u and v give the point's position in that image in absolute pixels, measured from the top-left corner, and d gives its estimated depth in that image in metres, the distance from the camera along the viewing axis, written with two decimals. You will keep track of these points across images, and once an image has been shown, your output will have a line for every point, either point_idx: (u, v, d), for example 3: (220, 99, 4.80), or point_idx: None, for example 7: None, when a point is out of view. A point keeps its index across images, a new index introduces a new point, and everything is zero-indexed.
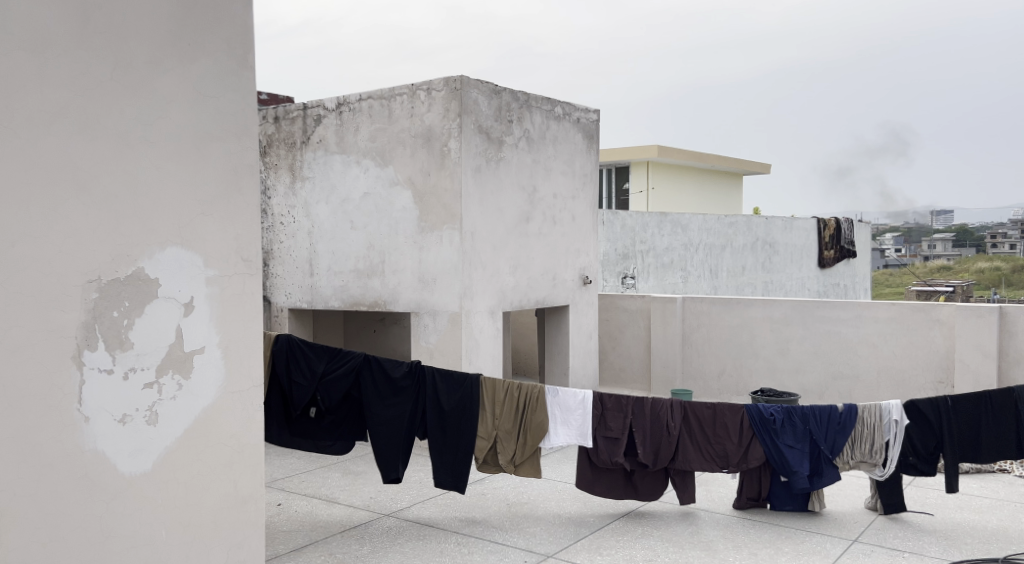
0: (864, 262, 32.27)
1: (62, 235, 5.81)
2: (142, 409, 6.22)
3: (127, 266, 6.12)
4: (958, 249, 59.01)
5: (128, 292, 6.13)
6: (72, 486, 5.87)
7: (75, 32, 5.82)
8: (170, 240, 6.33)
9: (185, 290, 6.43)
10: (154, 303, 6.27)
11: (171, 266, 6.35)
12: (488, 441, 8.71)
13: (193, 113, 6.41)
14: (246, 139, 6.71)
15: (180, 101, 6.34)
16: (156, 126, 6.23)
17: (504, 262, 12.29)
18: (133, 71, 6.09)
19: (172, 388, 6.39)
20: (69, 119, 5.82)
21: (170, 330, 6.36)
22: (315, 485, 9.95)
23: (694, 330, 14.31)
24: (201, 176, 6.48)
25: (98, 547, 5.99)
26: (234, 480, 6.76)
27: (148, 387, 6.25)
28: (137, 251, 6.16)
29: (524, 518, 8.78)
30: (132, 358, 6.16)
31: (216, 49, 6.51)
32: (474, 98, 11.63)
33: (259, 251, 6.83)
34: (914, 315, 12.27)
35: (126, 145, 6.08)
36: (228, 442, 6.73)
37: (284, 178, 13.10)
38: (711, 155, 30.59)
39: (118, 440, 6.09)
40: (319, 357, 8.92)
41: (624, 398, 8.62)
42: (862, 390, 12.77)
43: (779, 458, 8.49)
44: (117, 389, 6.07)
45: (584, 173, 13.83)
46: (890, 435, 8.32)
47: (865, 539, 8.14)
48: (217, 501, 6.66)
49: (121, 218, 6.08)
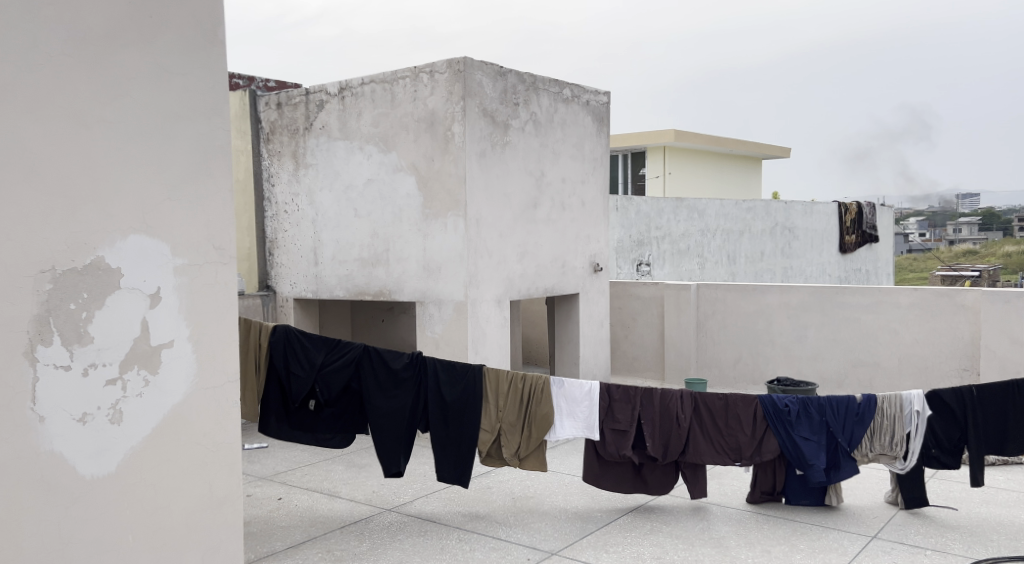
0: (887, 247, 31.71)
1: (11, 222, 5.57)
2: (104, 408, 5.98)
3: (84, 254, 5.87)
4: (982, 232, 58.09)
5: (87, 283, 5.89)
6: (27, 487, 5.66)
7: (25, 7, 5.59)
8: (133, 227, 6.10)
9: (151, 280, 6.19)
10: (116, 294, 6.03)
11: (134, 254, 6.11)
12: (492, 434, 8.44)
13: (157, 92, 6.19)
14: (214, 119, 6.49)
15: (141, 79, 6.11)
16: (117, 107, 6.00)
17: (510, 249, 11.98)
18: (89, 48, 5.86)
19: (138, 384, 6.15)
20: (18, 98, 5.57)
21: (135, 323, 6.13)
22: (318, 479, 9.71)
23: (709, 317, 13.96)
24: (170, 159, 6.24)
25: (57, 552, 5.77)
26: (207, 481, 6.52)
27: (111, 383, 6.01)
28: (96, 239, 5.93)
29: (528, 513, 8.49)
30: (92, 353, 5.92)
31: (182, 23, 6.28)
32: (478, 80, 11.31)
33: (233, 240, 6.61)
34: (938, 300, 11.85)
35: (82, 126, 5.84)
36: (201, 441, 6.50)
37: (287, 165, 12.91)
38: (729, 139, 30.04)
39: (78, 440, 5.86)
40: (317, 348, 8.65)
41: (632, 390, 8.30)
42: (883, 378, 12.38)
43: (794, 451, 8.16)
44: (75, 386, 5.84)
45: (594, 157, 13.48)
46: (911, 426, 7.98)
47: (885, 535, 7.80)
48: (191, 502, 6.42)
49: (79, 204, 5.84)
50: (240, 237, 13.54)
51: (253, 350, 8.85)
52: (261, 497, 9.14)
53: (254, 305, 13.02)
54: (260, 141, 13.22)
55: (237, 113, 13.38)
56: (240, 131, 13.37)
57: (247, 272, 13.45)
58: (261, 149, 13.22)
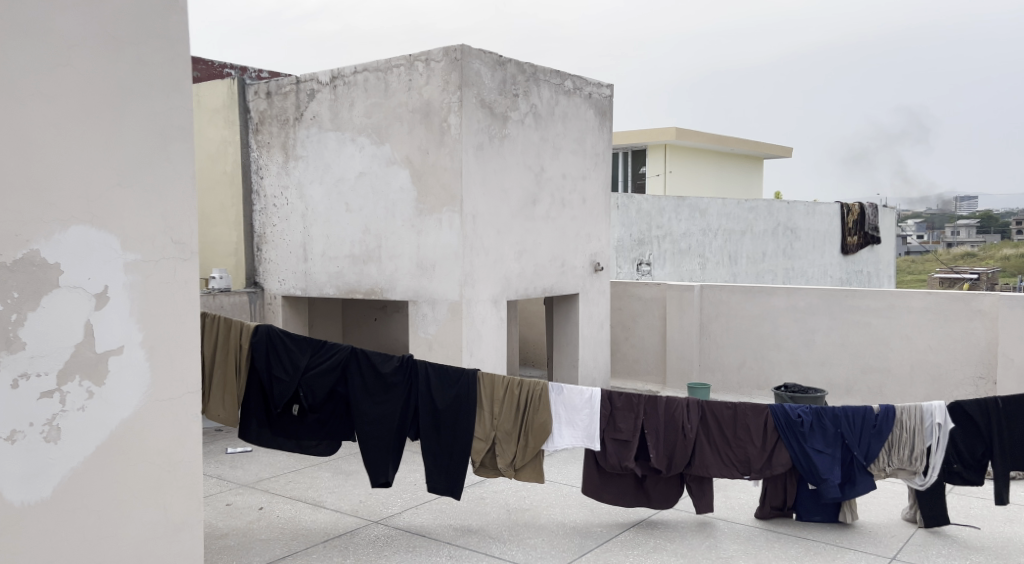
0: (889, 248, 31.25)
1: None
2: (39, 424, 5.75)
3: (14, 248, 5.61)
4: (982, 235, 57.66)
5: (18, 281, 5.63)
6: None
7: None
8: (75, 217, 5.87)
9: (96, 279, 5.97)
10: (55, 293, 5.79)
11: (77, 246, 5.88)
12: (486, 442, 7.94)
13: (104, 62, 5.98)
14: (173, 95, 6.31)
15: (84, 48, 5.89)
16: (55, 77, 5.77)
17: (508, 247, 11.48)
18: (26, 14, 5.64)
19: (79, 397, 5.91)
20: None
21: (78, 325, 5.90)
22: (303, 487, 9.19)
23: (713, 320, 13.48)
24: (124, 142, 6.07)
25: None
26: (164, 506, 6.32)
27: (48, 397, 5.77)
28: (28, 231, 5.67)
29: (525, 528, 7.99)
30: (25, 362, 5.67)
31: None
32: (476, 69, 10.81)
33: (192, 233, 6.44)
34: (953, 305, 11.34)
35: (14, 99, 5.60)
36: (157, 460, 6.29)
37: (277, 157, 12.45)
38: (731, 137, 29.52)
39: (8, 460, 5.62)
40: (302, 349, 8.12)
41: (635, 397, 7.80)
42: (894, 386, 11.89)
43: (807, 464, 7.67)
44: (6, 400, 5.60)
45: (596, 152, 12.98)
46: (932, 439, 7.51)
47: (905, 557, 7.31)
48: (143, 530, 6.21)
49: (9, 190, 5.59)
50: (227, 232, 13.04)
51: (232, 353, 8.19)
52: (241, 506, 8.63)
53: (240, 302, 12.52)
54: (249, 132, 12.79)
55: (224, 102, 12.90)
56: (228, 121, 12.88)
57: (234, 269, 12.95)
58: (250, 141, 12.78)
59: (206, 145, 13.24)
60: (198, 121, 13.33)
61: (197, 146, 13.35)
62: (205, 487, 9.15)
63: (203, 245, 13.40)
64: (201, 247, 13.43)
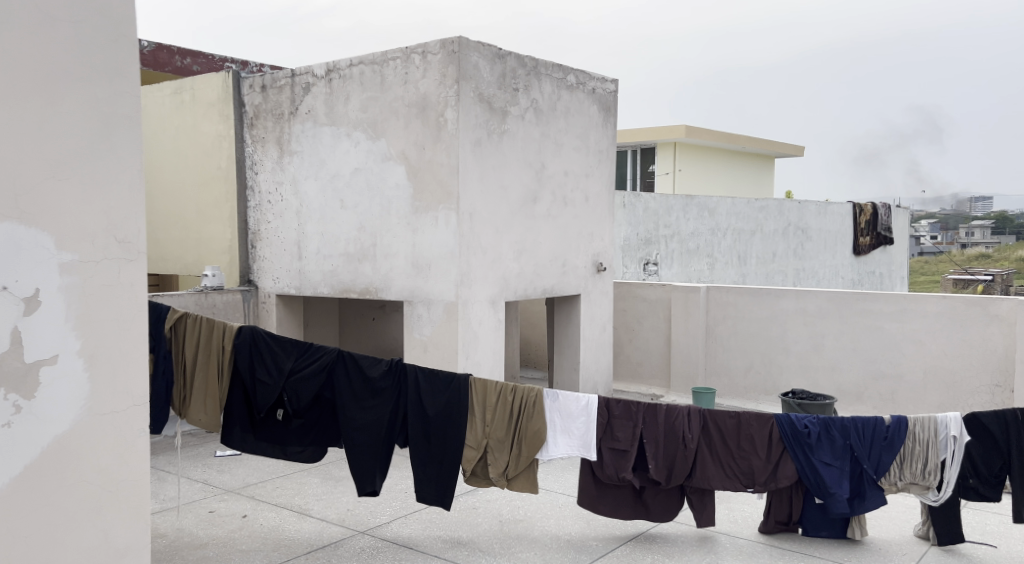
0: (902, 249, 30.76)
1: None
2: None
3: None
4: (995, 236, 57.02)
5: None
6: None
7: None
8: (5, 214, 5.66)
9: (27, 282, 5.77)
10: None
11: (7, 247, 5.68)
12: (477, 451, 7.58)
13: (39, 41, 5.77)
14: (117, 81, 6.13)
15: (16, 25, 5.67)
16: None
17: (507, 246, 11.13)
18: None
19: (7, 411, 5.70)
20: None
21: (5, 331, 5.68)
22: (289, 494, 8.85)
23: (719, 322, 13.10)
24: (59, 130, 5.88)
25: None
26: (104, 529, 6.15)
27: None
28: None
29: (517, 541, 7.64)
30: None
31: None
32: (474, 62, 10.46)
33: (136, 231, 6.26)
34: (968, 309, 10.93)
35: None
36: (96, 480, 6.12)
37: (271, 152, 12.15)
38: (742, 135, 29.07)
39: None
40: (287, 352, 7.76)
41: (634, 405, 7.44)
42: (906, 393, 11.48)
43: (814, 478, 7.30)
44: None
45: (599, 149, 12.61)
46: (947, 453, 7.13)
47: None
48: (79, 554, 6.03)
49: None
50: (221, 229, 12.73)
51: (215, 354, 7.82)
52: (224, 514, 8.29)
53: (233, 300, 12.19)
54: (244, 126, 12.49)
55: (219, 95, 12.58)
56: (222, 115, 12.57)
57: (228, 266, 12.63)
58: (245, 135, 12.48)
59: (202, 139, 12.93)
60: (193, 115, 13.02)
61: (193, 140, 13.04)
62: (189, 493, 8.82)
63: (198, 241, 13.09)
64: (196, 244, 13.12)
